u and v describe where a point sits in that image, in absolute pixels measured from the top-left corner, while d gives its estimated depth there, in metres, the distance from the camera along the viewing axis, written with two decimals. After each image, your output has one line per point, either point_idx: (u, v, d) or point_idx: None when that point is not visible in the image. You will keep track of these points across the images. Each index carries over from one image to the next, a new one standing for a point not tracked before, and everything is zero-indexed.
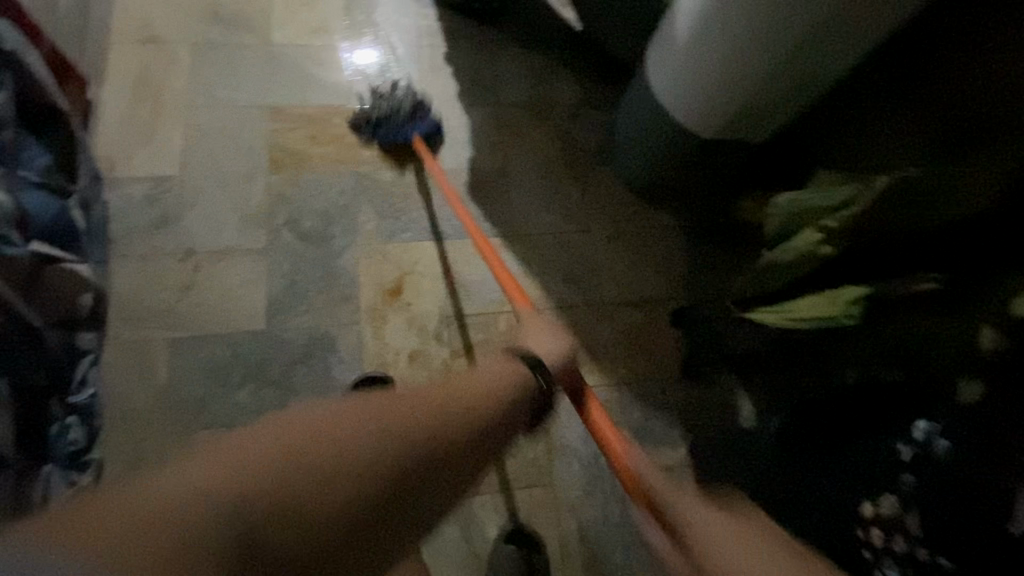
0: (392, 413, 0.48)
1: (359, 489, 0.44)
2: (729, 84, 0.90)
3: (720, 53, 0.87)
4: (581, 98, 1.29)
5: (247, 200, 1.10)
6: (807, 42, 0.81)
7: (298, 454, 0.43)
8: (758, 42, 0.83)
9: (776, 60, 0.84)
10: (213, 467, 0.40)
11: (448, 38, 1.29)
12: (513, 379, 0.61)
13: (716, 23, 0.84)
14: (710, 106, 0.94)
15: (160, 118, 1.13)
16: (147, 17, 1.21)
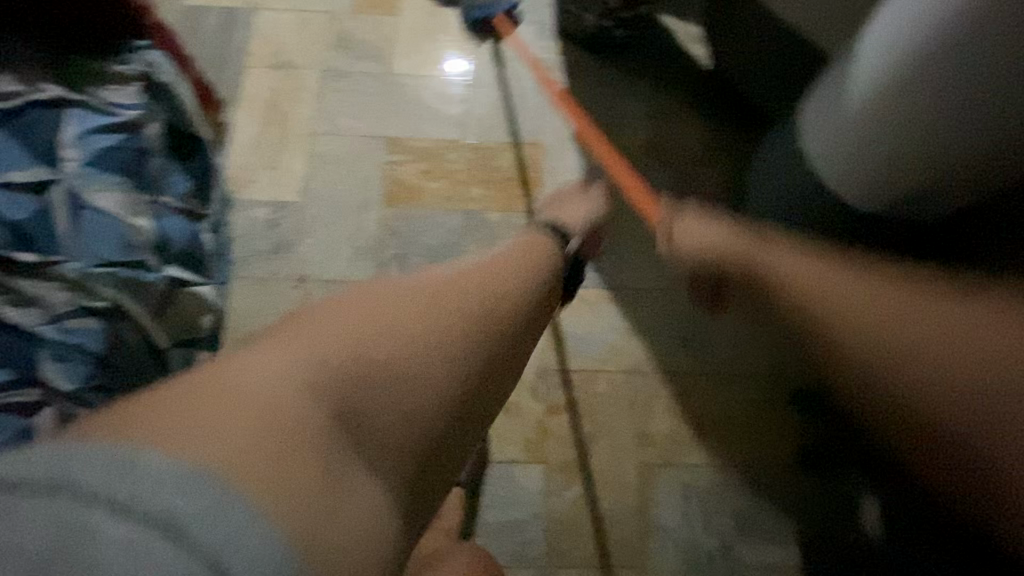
0: (441, 293, 0.64)
1: (446, 363, 0.59)
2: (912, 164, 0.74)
3: (924, 102, 0.69)
4: (706, 143, 1.20)
5: (359, 230, 1.10)
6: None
7: (408, 311, 0.61)
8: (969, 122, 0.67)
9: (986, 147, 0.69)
10: (265, 368, 0.51)
11: (569, 74, 1.25)
12: (541, 255, 0.78)
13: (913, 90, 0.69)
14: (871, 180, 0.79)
15: (285, 144, 1.16)
16: (281, 42, 1.25)
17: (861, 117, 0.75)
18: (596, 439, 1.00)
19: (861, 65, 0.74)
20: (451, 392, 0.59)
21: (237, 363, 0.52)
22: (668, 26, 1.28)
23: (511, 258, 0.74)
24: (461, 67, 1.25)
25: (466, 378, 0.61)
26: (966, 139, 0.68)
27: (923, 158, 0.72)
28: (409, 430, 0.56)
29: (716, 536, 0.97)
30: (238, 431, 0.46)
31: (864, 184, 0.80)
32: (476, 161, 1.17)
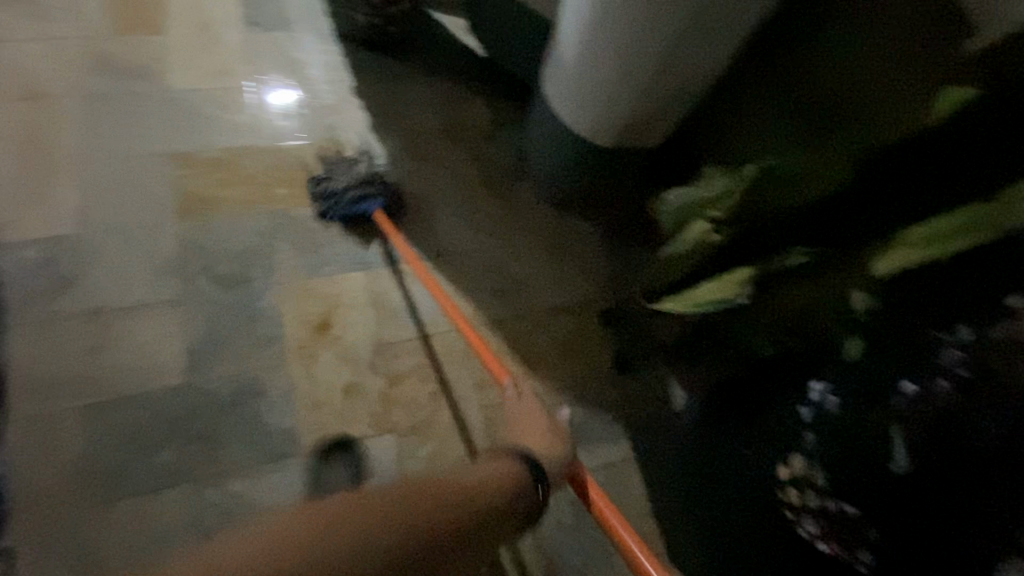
0: (432, 485, 0.59)
1: (419, 522, 0.54)
2: (615, 99, 0.96)
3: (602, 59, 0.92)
4: (492, 118, 1.34)
5: (157, 251, 1.06)
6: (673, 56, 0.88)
7: (378, 520, 0.51)
8: (632, 61, 0.89)
9: (652, 79, 0.91)
10: (256, 544, 0.46)
11: (356, 73, 1.32)
12: (506, 480, 0.70)
13: (592, 40, 0.91)
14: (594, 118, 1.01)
15: (51, 177, 1.07)
16: (29, 73, 1.15)
17: (580, 74, 0.97)
18: (439, 397, 1.06)
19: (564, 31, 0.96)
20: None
21: (237, 535, 0.47)
22: (437, 21, 1.41)
23: (482, 478, 0.68)
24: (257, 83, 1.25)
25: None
26: (648, 75, 0.91)
27: (627, 96, 0.95)
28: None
29: None
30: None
31: (601, 125, 1.01)
32: (277, 164, 1.18)
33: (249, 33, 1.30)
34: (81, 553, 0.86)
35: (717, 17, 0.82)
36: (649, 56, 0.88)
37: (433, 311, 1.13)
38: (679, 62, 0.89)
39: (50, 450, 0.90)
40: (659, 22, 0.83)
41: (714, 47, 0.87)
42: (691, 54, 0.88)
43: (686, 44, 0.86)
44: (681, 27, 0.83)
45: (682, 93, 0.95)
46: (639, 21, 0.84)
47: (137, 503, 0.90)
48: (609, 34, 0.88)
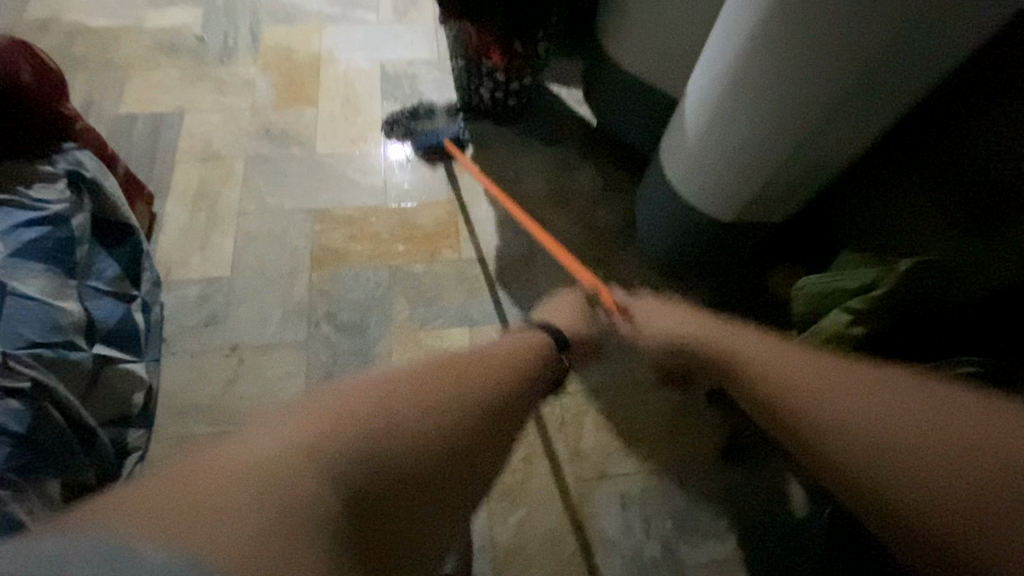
0: (440, 372, 0.63)
1: (434, 411, 0.58)
2: (742, 177, 0.94)
3: (730, 137, 0.91)
4: (602, 185, 1.36)
5: (291, 295, 1.17)
6: (806, 137, 0.86)
7: (372, 400, 0.56)
8: (764, 141, 0.88)
9: (783, 159, 0.89)
10: (252, 440, 0.49)
11: (475, 141, 1.42)
12: (526, 359, 0.76)
13: (721, 119, 0.90)
14: (716, 193, 0.99)
15: (214, 226, 1.24)
16: (209, 138, 1.36)
17: (699, 160, 0.98)
18: (533, 462, 1.05)
19: (687, 109, 0.97)
20: (404, 471, 0.53)
21: (242, 434, 0.51)
22: (555, 93, 1.47)
23: (502, 352, 0.74)
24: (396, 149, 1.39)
25: (427, 453, 0.55)
26: (775, 162, 0.90)
27: (751, 181, 0.94)
28: (409, 452, 0.54)
29: (658, 540, 1.00)
30: (236, 525, 0.42)
31: (721, 208, 1.01)
32: (399, 221, 1.28)
33: (385, 105, 1.46)
34: None
35: (852, 108, 0.81)
36: (777, 144, 0.88)
37: None
38: (809, 150, 0.88)
39: None
40: (789, 115, 0.84)
41: (851, 130, 0.85)
42: (822, 142, 0.87)
43: (817, 133, 0.85)
44: (813, 118, 0.83)
45: (814, 170, 0.92)
46: (766, 113, 0.85)
47: None
48: (733, 124, 0.90)
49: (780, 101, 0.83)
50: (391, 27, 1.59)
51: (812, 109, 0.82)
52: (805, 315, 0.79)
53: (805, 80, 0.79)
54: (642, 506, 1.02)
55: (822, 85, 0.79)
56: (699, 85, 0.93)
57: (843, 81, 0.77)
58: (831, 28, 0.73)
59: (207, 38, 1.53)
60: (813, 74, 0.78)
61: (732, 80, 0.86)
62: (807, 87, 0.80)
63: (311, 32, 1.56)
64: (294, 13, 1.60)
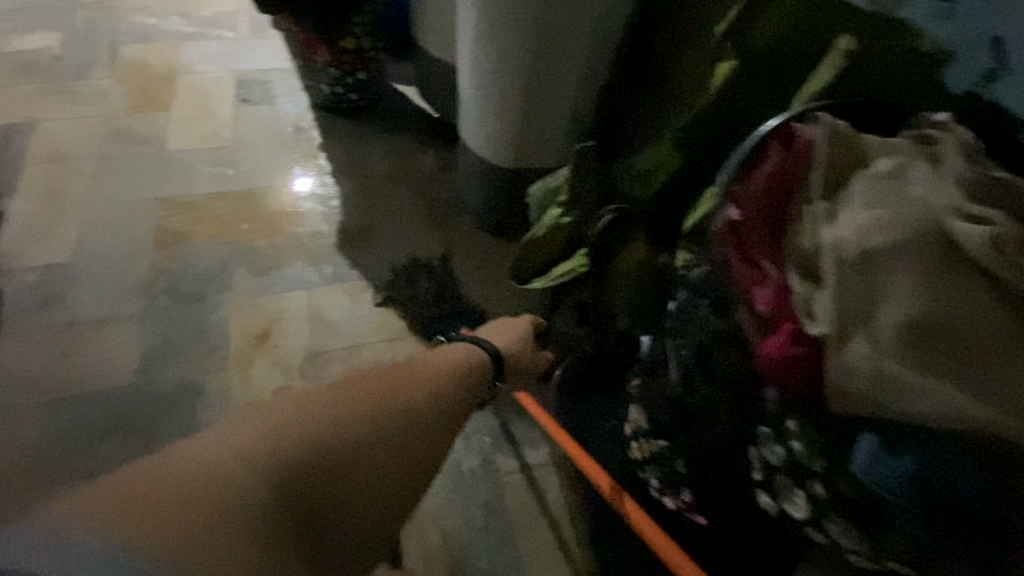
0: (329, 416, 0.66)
1: (279, 453, 0.61)
2: (502, 121, 1.08)
3: (484, 85, 1.05)
4: (439, 163, 1.51)
5: (132, 273, 1.23)
6: (533, 72, 1.00)
7: (244, 441, 0.61)
8: (505, 82, 1.02)
9: (525, 97, 1.03)
10: (212, 448, 0.60)
11: (323, 133, 1.54)
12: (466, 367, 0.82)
13: (476, 71, 1.05)
14: (492, 141, 1.12)
15: (57, 219, 1.29)
16: (58, 143, 1.43)
17: (473, 98, 1.09)
18: None
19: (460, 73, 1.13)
20: (340, 451, 0.65)
21: (191, 439, 0.62)
22: (400, 91, 1.64)
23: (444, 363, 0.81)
24: (308, 183, 1.44)
25: (361, 458, 0.66)
26: (519, 84, 1.01)
27: (509, 108, 1.05)
28: (227, 463, 0.59)
29: (477, 455, 1.09)
30: (180, 507, 0.54)
31: (498, 152, 1.13)
32: (246, 204, 1.38)
33: (238, 106, 1.57)
34: None
35: (557, 23, 0.94)
36: (515, 79, 1.01)
37: (368, 325, 1.23)
38: (542, 71, 1.00)
39: (11, 438, 1.03)
40: (513, 34, 0.95)
41: (569, 65, 1.00)
42: (548, 67, 1.00)
43: (539, 64, 0.99)
44: (530, 33, 0.95)
45: (559, 107, 1.06)
46: (497, 37, 0.97)
47: (72, 486, 0.99)
48: (482, 52, 1.01)
49: (503, 21, 0.95)
50: (247, 41, 1.72)
51: (527, 26, 0.94)
52: (535, 211, 0.94)
53: (509, 21, 0.94)
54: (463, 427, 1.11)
55: (524, 23, 0.94)
56: (462, 25, 1.05)
57: (536, 13, 0.92)
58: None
59: (66, 57, 1.62)
60: (512, 16, 0.93)
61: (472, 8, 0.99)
62: (512, 19, 0.94)
63: (169, 49, 1.68)
64: (153, 33, 1.72)
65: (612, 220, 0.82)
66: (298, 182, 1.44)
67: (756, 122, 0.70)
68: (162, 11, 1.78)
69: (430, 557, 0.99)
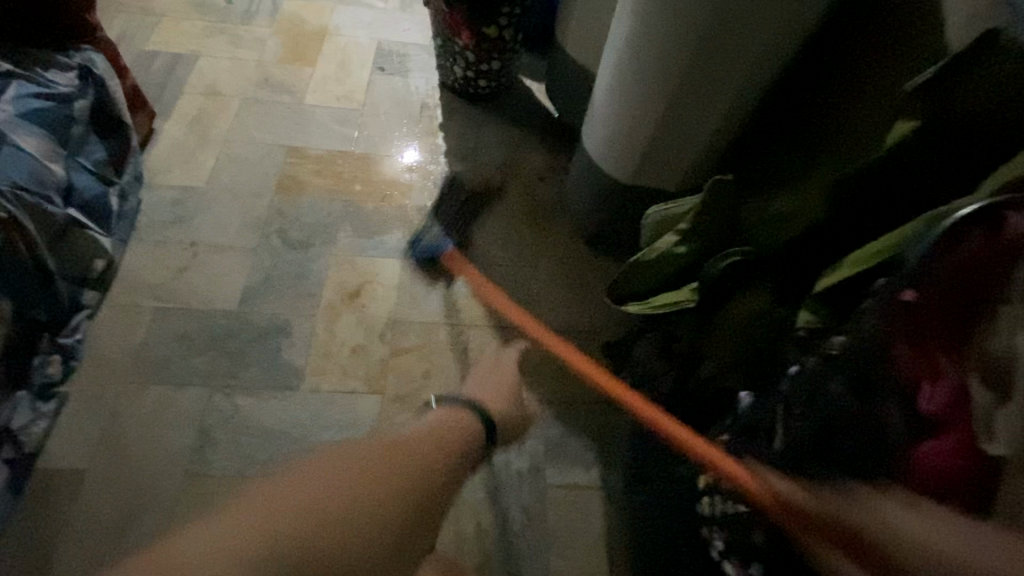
0: (347, 491, 0.74)
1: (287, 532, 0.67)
2: (631, 134, 1.05)
3: (623, 95, 1.03)
4: (549, 162, 1.51)
5: (253, 210, 1.33)
6: (677, 91, 0.97)
7: (274, 513, 0.68)
8: (647, 96, 0.99)
9: (662, 114, 1.00)
10: (233, 525, 0.66)
11: (445, 113, 1.59)
12: (463, 436, 0.92)
13: (617, 78, 1.03)
14: (615, 151, 1.10)
15: (200, 147, 1.41)
16: (214, 78, 1.55)
17: (606, 107, 1.08)
18: (431, 375, 1.16)
19: (597, 78, 1.11)
20: (357, 530, 0.71)
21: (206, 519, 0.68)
22: (525, 85, 1.65)
23: (445, 429, 0.91)
24: (412, 157, 1.49)
25: (378, 531, 0.73)
26: (659, 102, 0.99)
27: (641, 124, 1.03)
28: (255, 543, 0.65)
29: (528, 460, 1.08)
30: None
31: (617, 163, 1.11)
32: (363, 167, 1.45)
33: (374, 74, 1.64)
34: (107, 415, 1.04)
35: (718, 49, 0.91)
36: (658, 94, 0.98)
37: (450, 305, 1.25)
38: (687, 93, 0.97)
39: (124, 331, 1.13)
40: (667, 51, 0.93)
41: (718, 91, 0.97)
42: (695, 89, 0.97)
43: (686, 85, 0.96)
44: (685, 54, 0.92)
45: (696, 133, 1.03)
46: (648, 51, 0.95)
47: (165, 388, 1.08)
48: (627, 64, 0.99)
49: (659, 37, 0.93)
50: (393, 15, 1.80)
51: (684, 46, 0.91)
52: (645, 234, 0.90)
53: (669, 36, 0.92)
54: None
55: (684, 40, 0.91)
56: (611, 34, 1.04)
57: (700, 32, 0.89)
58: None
59: (235, 3, 1.75)
60: (673, 30, 0.91)
61: (628, 18, 0.97)
62: (672, 34, 0.91)
63: (323, 10, 1.77)
64: None
65: (738, 262, 0.75)
66: (405, 155, 1.50)
67: (917, 189, 0.65)
68: None
69: (462, 545, 0.99)
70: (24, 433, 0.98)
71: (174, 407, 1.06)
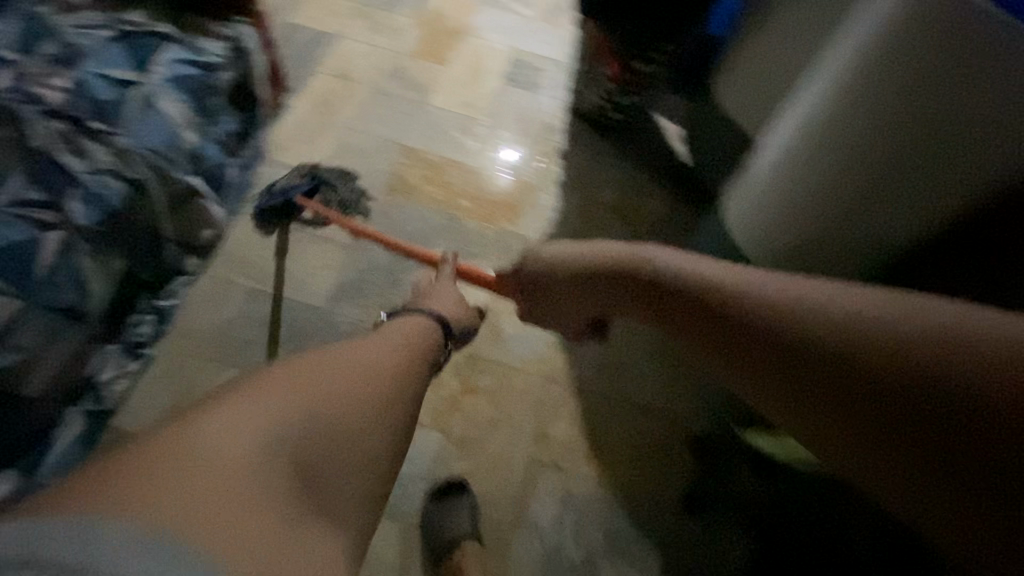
0: (304, 381, 0.63)
1: (258, 441, 0.56)
2: (783, 227, 0.91)
3: (788, 177, 0.88)
4: (669, 215, 1.39)
5: (359, 206, 1.31)
6: (856, 202, 0.81)
7: (272, 448, 0.56)
8: (818, 190, 0.84)
9: (829, 219, 0.85)
10: (243, 419, 0.57)
11: (568, 140, 1.50)
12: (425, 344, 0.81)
13: (786, 158, 0.88)
14: (757, 235, 0.96)
15: (323, 131, 1.41)
16: (349, 62, 1.54)
17: (763, 179, 0.93)
18: (500, 425, 1.08)
19: (761, 148, 0.96)
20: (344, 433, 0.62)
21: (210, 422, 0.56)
22: (659, 124, 1.53)
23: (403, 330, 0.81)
24: (513, 154, 1.45)
25: (355, 425, 0.63)
26: (842, 199, 0.82)
27: (811, 216, 0.86)
28: (300, 425, 0.59)
29: (583, 549, 1.00)
30: (185, 489, 0.50)
31: (757, 249, 0.96)
32: (474, 181, 1.39)
33: (504, 85, 1.58)
34: (182, 390, 1.05)
35: (927, 170, 0.75)
36: (833, 195, 0.83)
37: (532, 350, 1.17)
38: (868, 206, 0.81)
39: (214, 306, 1.13)
40: (872, 144, 0.77)
41: (907, 218, 0.79)
42: (880, 206, 0.80)
43: (873, 197, 0.80)
44: (885, 161, 0.76)
45: (860, 255, 0.86)
46: (845, 138, 0.79)
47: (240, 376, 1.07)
48: (809, 148, 0.84)
49: (865, 126, 0.76)
50: (536, 24, 1.72)
51: (899, 142, 0.74)
52: None
53: (873, 133, 0.76)
54: (582, 512, 1.02)
55: (890, 146, 0.75)
56: (791, 109, 0.89)
57: (914, 142, 0.73)
58: (939, 43, 0.68)
59: None
60: (880, 127, 0.75)
61: (822, 95, 0.81)
62: (877, 133, 0.76)
63: (468, 7, 1.71)
64: None
65: None
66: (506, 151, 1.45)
67: None
68: None
69: None
70: (106, 389, 1.00)
71: None
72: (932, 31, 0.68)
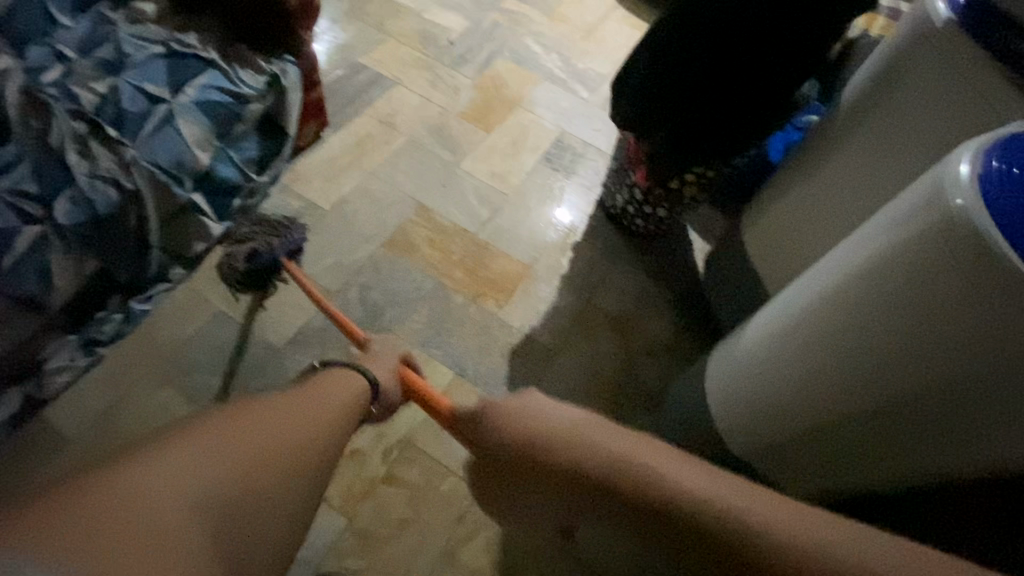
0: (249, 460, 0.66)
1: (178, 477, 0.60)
2: (762, 416, 0.81)
3: (777, 366, 0.78)
4: (669, 343, 1.29)
5: (354, 254, 1.29)
6: (843, 421, 0.71)
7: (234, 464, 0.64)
8: (804, 392, 0.74)
9: (808, 428, 0.75)
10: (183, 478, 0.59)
11: (587, 234, 1.42)
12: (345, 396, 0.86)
13: (777, 344, 0.78)
14: (736, 411, 0.85)
15: (347, 170, 1.42)
16: (396, 110, 1.57)
17: (752, 354, 0.83)
18: (407, 528, 1.00)
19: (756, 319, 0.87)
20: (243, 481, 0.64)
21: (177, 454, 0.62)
22: (689, 240, 1.42)
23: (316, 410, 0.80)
24: (567, 215, 1.45)
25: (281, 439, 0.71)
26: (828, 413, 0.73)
27: (784, 421, 0.78)
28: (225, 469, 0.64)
29: None
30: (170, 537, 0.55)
31: (732, 425, 0.86)
32: (476, 255, 1.35)
33: (540, 164, 1.54)
34: (116, 397, 1.06)
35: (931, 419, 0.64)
36: (818, 405, 0.73)
37: (471, 453, 1.08)
38: (854, 429, 0.71)
39: (177, 322, 1.15)
40: (868, 371, 0.67)
41: (902, 458, 0.70)
42: (868, 435, 0.70)
43: (861, 420, 0.70)
44: (877, 396, 0.67)
45: (844, 475, 0.77)
46: (831, 350, 0.70)
47: (172, 398, 1.07)
48: (801, 349, 0.75)
49: (849, 343, 0.68)
50: (592, 109, 1.69)
51: (879, 380, 0.66)
52: None
53: (871, 357, 0.66)
54: None
55: (890, 380, 0.65)
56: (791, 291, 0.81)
57: (914, 383, 0.63)
58: (939, 284, 0.59)
59: (456, 44, 1.74)
60: (883, 351, 0.65)
61: (818, 293, 0.73)
62: (879, 360, 0.65)
63: (529, 80, 1.72)
64: (530, 58, 1.77)
65: None
66: (561, 210, 1.46)
67: None
68: (550, 42, 1.81)
69: None
70: (50, 378, 0.98)
71: (170, 422, 1.04)
72: (940, 266, 0.59)
